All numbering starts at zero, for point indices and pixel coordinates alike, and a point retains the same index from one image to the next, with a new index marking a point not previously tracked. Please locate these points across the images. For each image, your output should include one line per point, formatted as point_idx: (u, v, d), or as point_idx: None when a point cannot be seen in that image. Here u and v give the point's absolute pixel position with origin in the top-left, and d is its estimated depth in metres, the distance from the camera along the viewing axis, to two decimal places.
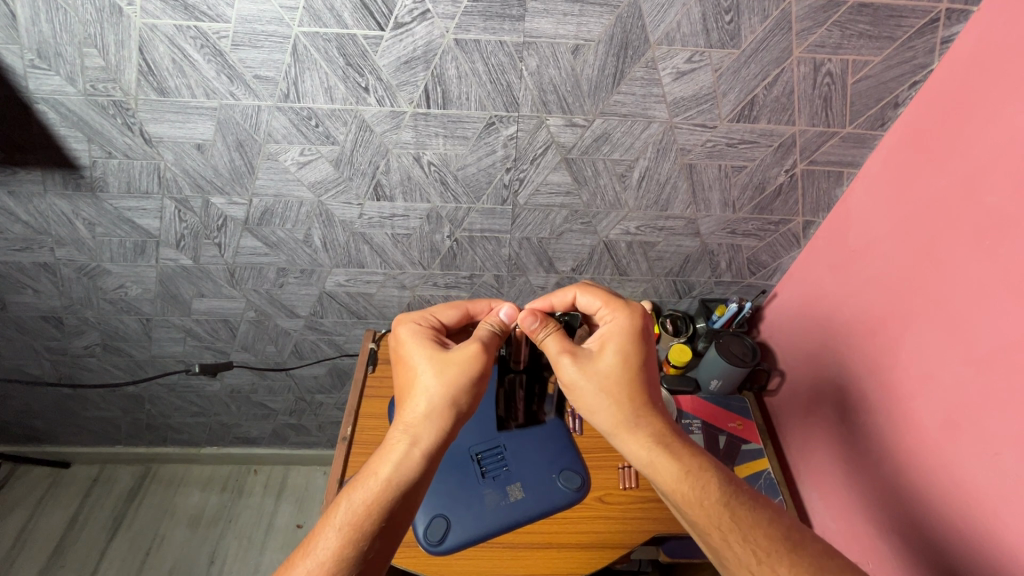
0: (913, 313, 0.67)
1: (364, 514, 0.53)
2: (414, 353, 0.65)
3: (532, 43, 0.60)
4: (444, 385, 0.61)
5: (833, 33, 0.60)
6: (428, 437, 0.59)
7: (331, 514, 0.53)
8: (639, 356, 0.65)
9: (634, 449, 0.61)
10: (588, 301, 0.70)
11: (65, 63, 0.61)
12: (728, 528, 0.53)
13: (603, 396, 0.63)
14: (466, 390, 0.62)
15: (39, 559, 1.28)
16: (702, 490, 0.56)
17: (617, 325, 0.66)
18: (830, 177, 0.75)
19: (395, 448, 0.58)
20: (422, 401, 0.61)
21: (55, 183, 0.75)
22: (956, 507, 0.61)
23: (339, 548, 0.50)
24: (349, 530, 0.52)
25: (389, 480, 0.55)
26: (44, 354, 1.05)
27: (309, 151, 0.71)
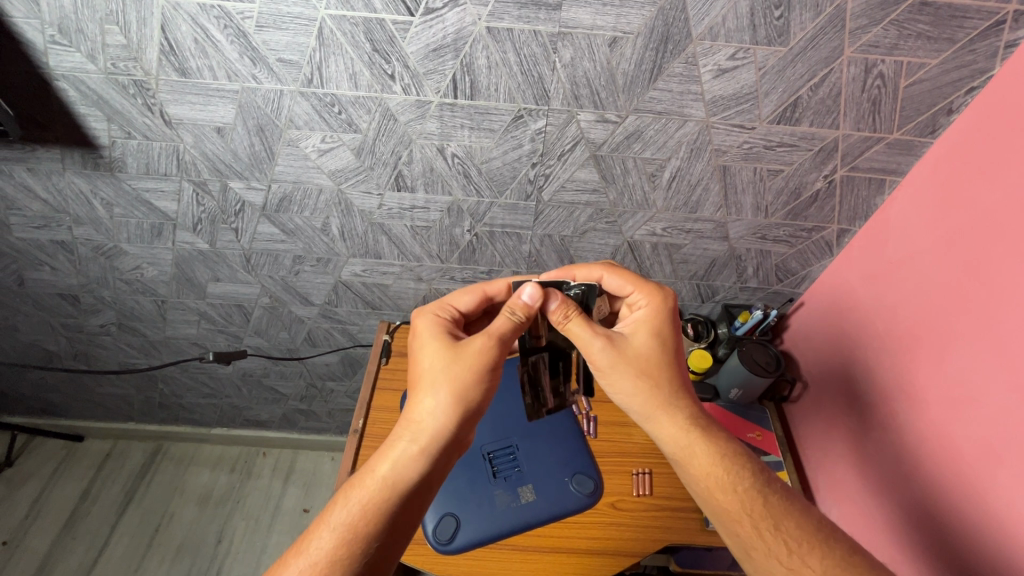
0: (957, 333, 0.63)
1: (361, 518, 0.48)
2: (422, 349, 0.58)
3: (568, 34, 0.57)
4: (451, 377, 0.55)
5: (889, 32, 0.57)
6: (431, 437, 0.53)
7: (328, 514, 0.49)
8: (672, 337, 0.61)
9: (669, 433, 0.57)
10: (616, 283, 0.64)
11: (86, 40, 0.59)
12: (760, 515, 0.52)
13: (636, 376, 0.58)
14: (475, 381, 0.55)
15: (52, 530, 1.30)
16: (739, 477, 0.54)
17: (649, 309, 0.62)
18: (870, 185, 0.72)
19: (396, 447, 0.52)
20: (428, 397, 0.55)
21: (74, 162, 0.73)
22: (984, 535, 0.59)
23: (332, 551, 0.46)
24: (346, 534, 0.47)
25: (390, 483, 0.50)
26: (60, 330, 1.06)
27: (331, 138, 0.69)
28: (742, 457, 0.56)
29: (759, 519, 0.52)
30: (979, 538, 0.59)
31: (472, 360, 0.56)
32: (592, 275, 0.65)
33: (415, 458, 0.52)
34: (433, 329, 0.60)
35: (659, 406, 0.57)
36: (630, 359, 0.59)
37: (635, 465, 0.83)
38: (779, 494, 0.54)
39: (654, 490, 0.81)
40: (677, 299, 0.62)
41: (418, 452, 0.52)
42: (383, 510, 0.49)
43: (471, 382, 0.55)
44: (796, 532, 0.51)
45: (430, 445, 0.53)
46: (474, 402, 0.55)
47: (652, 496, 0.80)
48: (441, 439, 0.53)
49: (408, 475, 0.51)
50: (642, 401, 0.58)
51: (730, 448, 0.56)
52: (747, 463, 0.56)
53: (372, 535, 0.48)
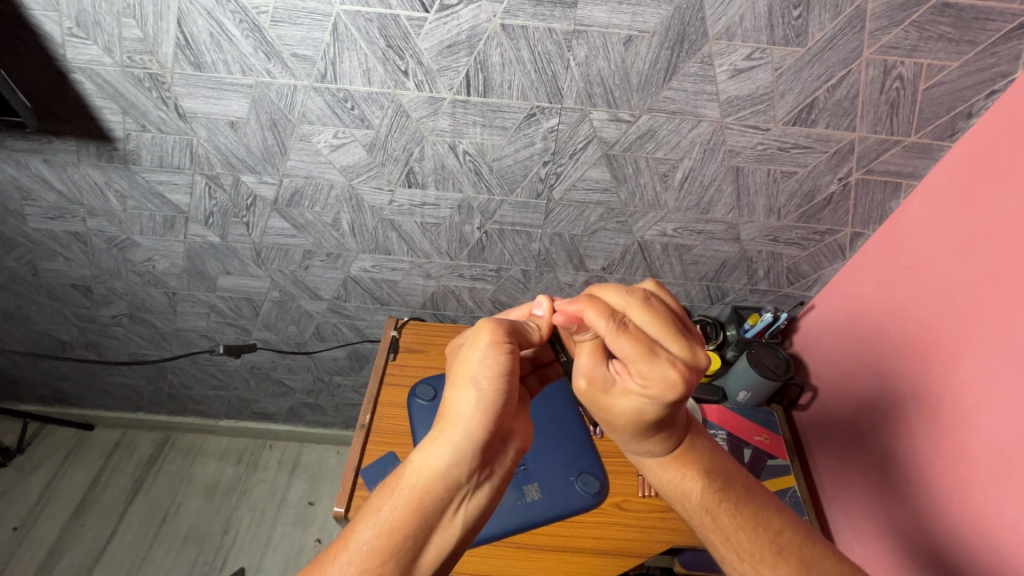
0: (972, 340, 0.62)
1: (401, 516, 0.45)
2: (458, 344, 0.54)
3: (583, 32, 0.57)
4: (483, 365, 0.49)
5: (909, 33, 0.56)
6: (464, 431, 0.47)
7: (367, 511, 0.45)
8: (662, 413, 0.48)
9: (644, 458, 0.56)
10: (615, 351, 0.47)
11: (103, 32, 0.60)
12: (727, 534, 0.54)
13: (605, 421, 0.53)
14: (506, 367, 0.49)
15: (62, 517, 1.32)
16: (707, 503, 0.54)
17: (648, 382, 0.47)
18: (886, 188, 0.71)
19: (430, 442, 0.47)
20: (460, 391, 0.49)
21: (89, 154, 0.74)
22: (995, 544, 0.58)
23: (373, 552, 0.43)
24: (386, 533, 0.44)
25: (428, 476, 0.46)
26: (72, 320, 1.07)
27: (343, 134, 0.69)
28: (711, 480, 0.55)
29: (727, 537, 0.53)
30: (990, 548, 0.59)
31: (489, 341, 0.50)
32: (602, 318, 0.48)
33: (451, 452, 0.46)
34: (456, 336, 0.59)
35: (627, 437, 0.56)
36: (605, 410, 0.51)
37: None
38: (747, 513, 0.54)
39: (660, 492, 0.80)
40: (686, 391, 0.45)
41: (448, 449, 0.46)
42: (423, 508, 0.45)
43: (501, 371, 0.49)
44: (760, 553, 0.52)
45: (467, 439, 0.46)
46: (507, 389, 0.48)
47: (657, 498, 0.80)
48: (479, 431, 0.47)
49: (444, 472, 0.46)
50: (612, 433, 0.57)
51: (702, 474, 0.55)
52: (720, 487, 0.55)
53: (413, 532, 0.45)
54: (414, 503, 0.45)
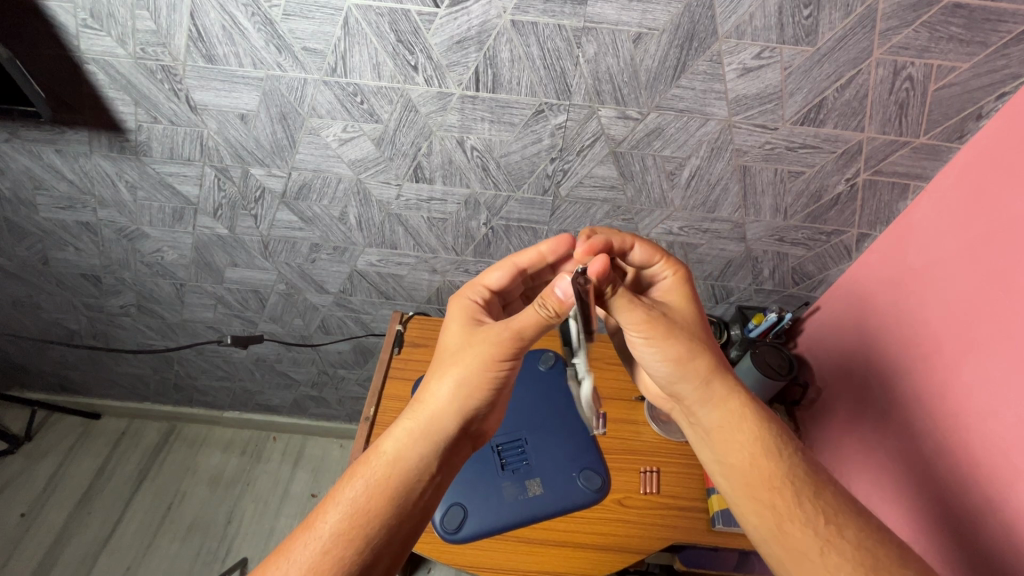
0: (976, 341, 0.62)
1: (365, 495, 0.48)
2: (444, 336, 0.60)
3: (593, 29, 0.57)
4: (462, 362, 0.55)
5: (921, 34, 0.56)
6: (438, 422, 0.54)
7: (334, 491, 0.49)
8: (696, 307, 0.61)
9: (711, 408, 0.57)
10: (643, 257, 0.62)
11: (116, 24, 0.60)
12: (800, 487, 0.51)
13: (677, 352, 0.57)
14: (489, 375, 0.55)
15: (68, 504, 1.33)
16: (782, 450, 0.53)
17: (674, 282, 0.62)
18: (894, 189, 0.71)
19: (401, 427, 0.53)
20: (438, 384, 0.55)
21: (101, 145, 0.75)
22: (997, 543, 0.57)
23: (340, 532, 0.46)
24: (350, 511, 0.47)
25: (399, 465, 0.51)
26: (81, 310, 1.08)
27: (352, 128, 0.69)
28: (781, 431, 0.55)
29: (800, 489, 0.51)
30: (990, 551, 0.58)
31: (479, 349, 0.55)
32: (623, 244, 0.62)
33: (423, 444, 0.52)
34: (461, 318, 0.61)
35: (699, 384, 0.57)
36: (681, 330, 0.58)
37: (643, 463, 0.83)
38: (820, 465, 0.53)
39: (661, 489, 0.81)
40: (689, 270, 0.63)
41: (421, 435, 0.53)
42: (387, 491, 0.49)
43: (483, 365, 0.55)
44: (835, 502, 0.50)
45: (435, 433, 0.53)
46: (482, 388, 0.55)
47: (659, 495, 0.80)
48: (450, 426, 0.54)
49: (410, 457, 0.51)
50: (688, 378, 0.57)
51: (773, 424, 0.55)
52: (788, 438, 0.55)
53: (377, 513, 0.48)
54: (383, 488, 0.49)
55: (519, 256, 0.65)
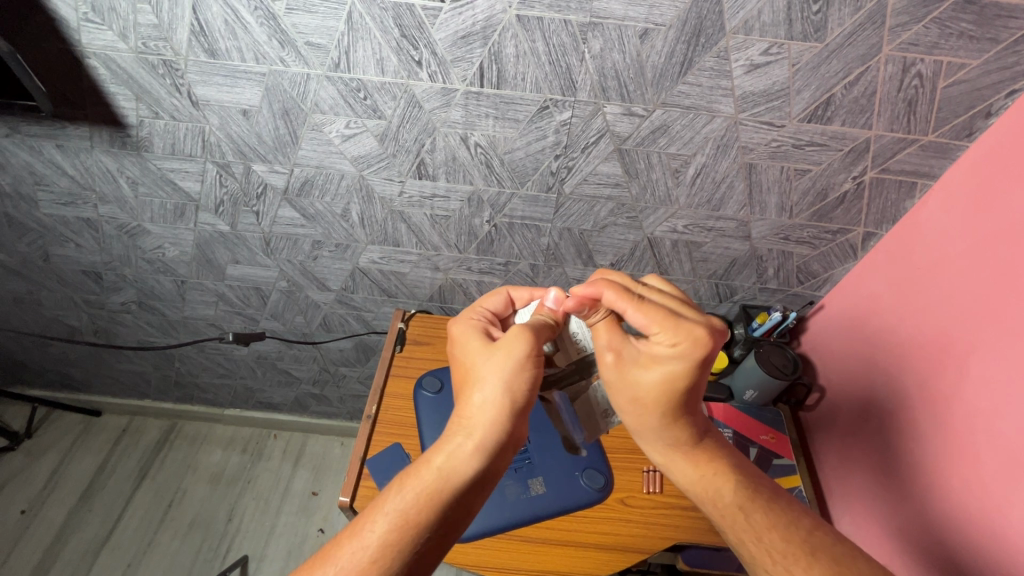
0: (984, 342, 0.62)
1: (416, 507, 0.48)
2: (469, 347, 0.58)
3: (599, 24, 0.57)
4: (506, 369, 0.53)
5: (930, 30, 0.55)
6: (487, 431, 0.52)
7: (383, 502, 0.48)
8: (690, 384, 0.51)
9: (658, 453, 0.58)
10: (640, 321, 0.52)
11: (118, 18, 0.60)
12: (742, 525, 0.54)
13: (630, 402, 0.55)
14: (525, 378, 0.54)
15: (69, 501, 1.33)
16: (723, 491, 0.55)
17: (674, 357, 0.50)
18: (901, 188, 0.70)
19: (451, 441, 0.51)
20: (480, 394, 0.53)
21: (102, 140, 0.74)
22: (999, 546, 0.58)
23: (386, 539, 0.46)
24: (400, 521, 0.47)
25: (446, 471, 0.50)
26: (83, 306, 1.08)
27: (355, 124, 0.69)
28: (729, 471, 0.56)
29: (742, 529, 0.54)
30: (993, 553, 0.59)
31: (518, 353, 0.54)
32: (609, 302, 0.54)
33: (468, 450, 0.51)
34: (470, 328, 0.60)
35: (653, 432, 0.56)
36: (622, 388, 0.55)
37: (647, 462, 0.83)
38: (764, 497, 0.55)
39: (665, 488, 0.81)
40: (712, 346, 0.49)
41: (473, 446, 0.51)
42: (438, 502, 0.48)
43: (524, 373, 0.54)
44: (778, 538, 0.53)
45: (485, 438, 0.51)
46: (525, 395, 0.54)
47: (662, 494, 0.80)
48: (495, 429, 0.52)
49: (462, 469, 0.50)
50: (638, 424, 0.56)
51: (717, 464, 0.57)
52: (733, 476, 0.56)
53: (424, 522, 0.47)
54: (428, 494, 0.48)
55: (516, 291, 0.67)
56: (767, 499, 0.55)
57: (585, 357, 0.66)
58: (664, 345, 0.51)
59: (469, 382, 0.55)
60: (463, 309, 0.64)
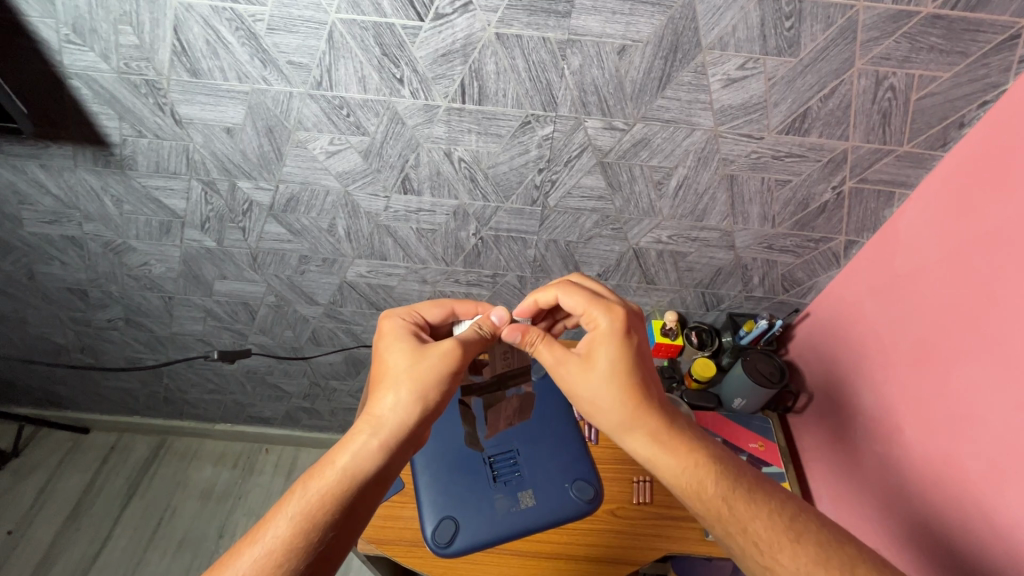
0: (961, 352, 0.64)
1: (317, 507, 0.48)
2: (389, 349, 0.58)
3: (577, 41, 0.57)
4: (415, 373, 0.56)
5: (901, 44, 0.56)
6: (394, 432, 0.54)
7: (282, 504, 0.48)
8: (629, 362, 0.59)
9: (636, 445, 0.58)
10: (571, 303, 0.62)
11: (99, 40, 0.60)
12: (728, 518, 0.53)
13: (598, 395, 0.58)
14: (438, 381, 0.56)
15: (57, 521, 1.31)
16: (705, 483, 0.54)
17: (607, 334, 0.59)
18: (879, 197, 0.71)
19: (357, 439, 0.53)
20: (389, 393, 0.55)
21: (86, 159, 0.74)
22: (977, 539, 0.61)
23: (286, 541, 0.46)
24: (302, 524, 0.47)
25: (350, 472, 0.51)
26: (69, 324, 1.07)
27: (338, 141, 0.69)
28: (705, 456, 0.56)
29: (728, 521, 0.53)
30: (979, 545, 0.61)
31: (435, 358, 0.57)
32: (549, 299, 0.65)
33: (374, 451, 0.52)
34: (395, 329, 0.61)
35: (626, 425, 0.58)
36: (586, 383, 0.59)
37: (637, 473, 0.83)
38: (744, 494, 0.54)
39: (655, 498, 0.81)
40: (628, 316, 0.60)
41: (378, 444, 0.53)
42: (339, 503, 0.49)
43: (434, 375, 0.56)
44: (764, 531, 0.52)
45: (393, 440, 0.53)
46: (434, 396, 0.56)
47: (652, 504, 0.80)
48: (401, 431, 0.54)
49: (365, 468, 0.51)
50: (614, 419, 0.58)
51: (695, 454, 0.56)
52: (715, 467, 0.56)
53: (327, 524, 0.48)
54: (331, 496, 0.49)
55: (460, 303, 0.68)
56: (754, 492, 0.55)
57: (506, 372, 0.76)
58: (603, 317, 0.60)
59: (383, 382, 0.56)
60: (400, 309, 0.65)
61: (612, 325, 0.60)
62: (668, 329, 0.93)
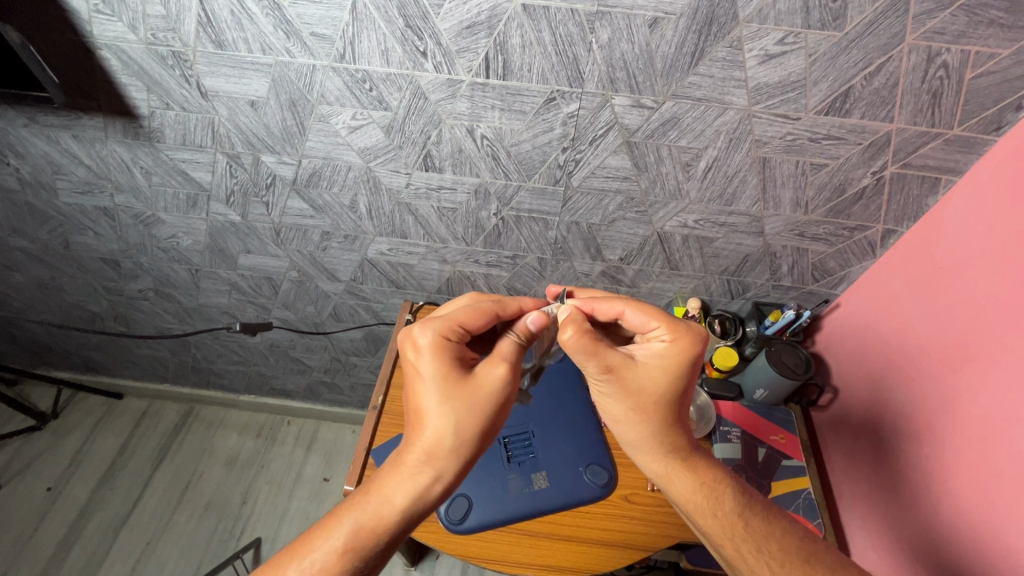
0: (1004, 351, 0.60)
1: (369, 543, 0.50)
2: (441, 376, 0.54)
3: (606, 13, 0.55)
4: (480, 419, 0.54)
5: (957, 18, 0.52)
6: (451, 475, 0.53)
7: (331, 535, 0.50)
8: (689, 381, 0.57)
9: (650, 461, 0.60)
10: (638, 321, 0.59)
11: (127, 10, 0.60)
12: (739, 536, 0.56)
13: (633, 411, 0.57)
14: (493, 424, 0.55)
15: (92, 481, 1.38)
16: (719, 500, 0.57)
17: (672, 351, 0.57)
18: (923, 185, 0.67)
19: (416, 481, 0.52)
20: (449, 435, 0.53)
21: (116, 130, 0.75)
22: (1002, 543, 0.59)
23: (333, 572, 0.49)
24: (348, 557, 0.50)
25: (405, 514, 0.52)
26: (102, 292, 1.11)
27: (361, 116, 0.68)
28: (721, 480, 0.59)
29: (739, 539, 0.56)
30: (994, 544, 0.60)
31: (494, 397, 0.55)
32: (612, 310, 0.61)
33: (431, 495, 0.52)
34: (446, 350, 0.56)
35: (647, 440, 0.59)
36: (631, 395, 0.56)
37: None
38: (755, 514, 0.57)
39: None
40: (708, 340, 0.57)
41: (437, 489, 0.53)
42: (388, 538, 0.51)
43: (491, 415, 0.54)
44: (777, 552, 0.55)
45: (449, 486, 0.53)
46: (488, 436, 0.55)
47: None
48: (457, 475, 0.54)
49: (420, 509, 0.52)
50: (634, 430, 0.58)
51: (709, 474, 0.59)
52: (728, 486, 0.59)
53: (372, 558, 0.51)
54: (380, 534, 0.51)
55: (503, 305, 0.61)
56: (764, 511, 0.58)
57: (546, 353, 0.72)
58: (675, 336, 0.57)
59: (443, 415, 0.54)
60: (437, 319, 0.57)
61: (684, 348, 0.56)
62: (691, 317, 0.91)
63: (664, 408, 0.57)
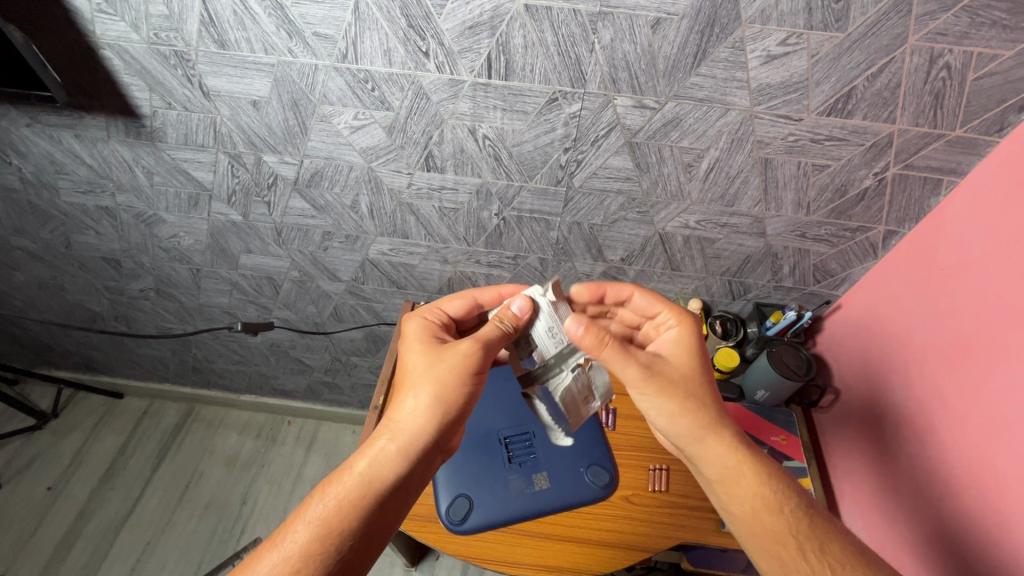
0: (1008, 351, 0.60)
1: (338, 512, 0.50)
2: (410, 351, 0.60)
3: (609, 14, 0.55)
4: (438, 380, 0.56)
5: (960, 19, 0.52)
6: (411, 437, 0.55)
7: (304, 509, 0.50)
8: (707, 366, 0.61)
9: (714, 456, 0.58)
10: (644, 303, 0.66)
11: (130, 10, 0.60)
12: (803, 535, 0.54)
13: (681, 403, 0.57)
14: (459, 389, 0.56)
15: (92, 480, 1.38)
16: (782, 499, 0.56)
17: (681, 336, 0.62)
18: (925, 185, 0.67)
19: (374, 445, 0.54)
20: (410, 398, 0.56)
21: (118, 130, 0.75)
22: (1008, 543, 0.59)
23: (306, 544, 0.48)
24: (320, 528, 0.49)
25: (371, 479, 0.52)
26: (103, 292, 1.11)
27: (363, 116, 0.68)
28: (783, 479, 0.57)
29: (803, 539, 0.54)
30: (1000, 546, 0.60)
31: (455, 361, 0.57)
32: (620, 294, 0.67)
33: (389, 455, 0.53)
34: (418, 330, 0.62)
35: (708, 432, 0.57)
36: (673, 386, 0.58)
37: (651, 461, 0.82)
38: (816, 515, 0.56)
39: (670, 488, 0.80)
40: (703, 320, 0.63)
41: (395, 449, 0.54)
42: (359, 505, 0.51)
43: (457, 381, 0.56)
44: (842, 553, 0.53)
45: (412, 448, 0.54)
46: (454, 402, 0.56)
47: (668, 493, 0.79)
48: (417, 437, 0.55)
49: (385, 474, 0.53)
50: (692, 423, 0.57)
51: (769, 473, 0.57)
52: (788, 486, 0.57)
53: (346, 530, 0.49)
54: (347, 502, 0.50)
55: (483, 293, 0.68)
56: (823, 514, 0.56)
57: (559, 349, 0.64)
58: (682, 321, 0.62)
59: (405, 383, 0.57)
60: (421, 308, 0.66)
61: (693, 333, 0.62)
62: None
63: (705, 396, 0.58)
